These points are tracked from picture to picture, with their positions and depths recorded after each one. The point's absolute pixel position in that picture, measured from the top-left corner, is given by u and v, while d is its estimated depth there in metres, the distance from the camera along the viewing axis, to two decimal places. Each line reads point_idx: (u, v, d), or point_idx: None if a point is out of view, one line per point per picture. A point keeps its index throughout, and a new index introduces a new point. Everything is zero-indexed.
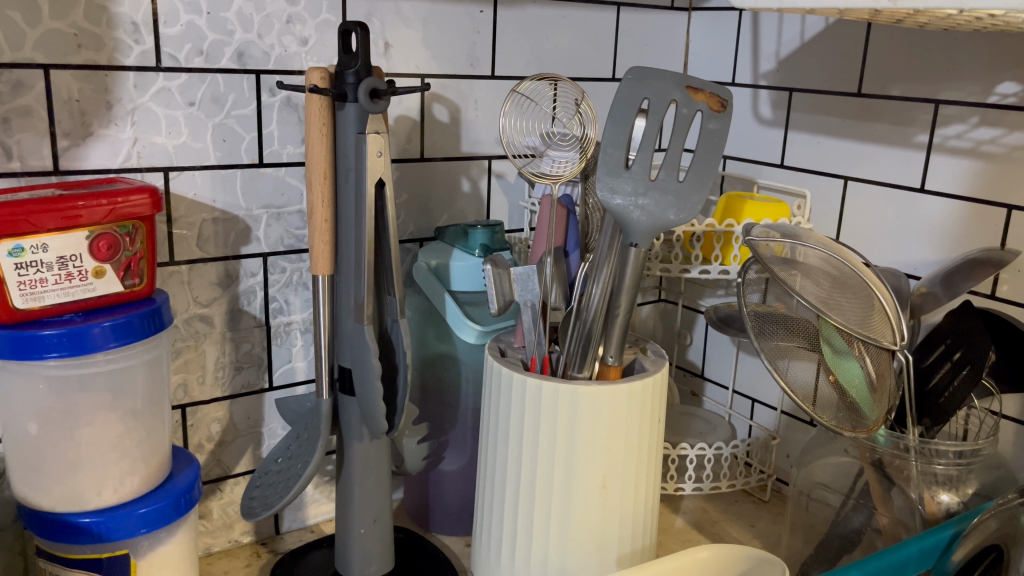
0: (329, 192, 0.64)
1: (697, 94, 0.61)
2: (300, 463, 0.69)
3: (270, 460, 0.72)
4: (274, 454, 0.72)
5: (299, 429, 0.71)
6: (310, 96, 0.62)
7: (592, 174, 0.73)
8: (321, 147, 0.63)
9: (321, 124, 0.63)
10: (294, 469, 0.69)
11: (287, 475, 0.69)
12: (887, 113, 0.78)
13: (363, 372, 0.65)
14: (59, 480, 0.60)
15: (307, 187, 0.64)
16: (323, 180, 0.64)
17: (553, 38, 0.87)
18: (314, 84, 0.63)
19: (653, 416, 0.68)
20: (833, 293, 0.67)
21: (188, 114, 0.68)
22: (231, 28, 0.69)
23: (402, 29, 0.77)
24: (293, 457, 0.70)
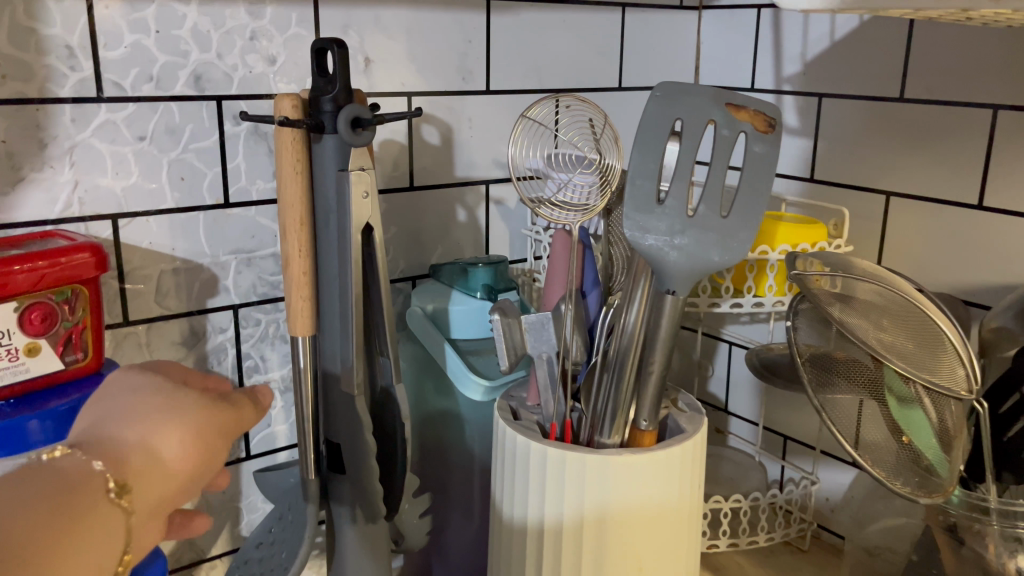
0: (309, 240, 0.55)
1: (740, 111, 0.51)
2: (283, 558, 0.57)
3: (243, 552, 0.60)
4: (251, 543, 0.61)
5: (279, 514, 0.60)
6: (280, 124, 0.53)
7: (614, 208, 0.64)
8: (296, 187, 0.54)
9: (294, 160, 0.53)
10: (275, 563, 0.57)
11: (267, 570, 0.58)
12: (936, 119, 0.69)
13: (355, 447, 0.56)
14: None
15: (281, 234, 0.55)
16: (301, 225, 0.54)
17: (553, 45, 0.78)
18: (285, 112, 0.53)
19: (693, 483, 0.59)
20: (893, 334, 0.58)
21: (138, 150, 0.59)
22: (186, 49, 0.59)
23: (384, 42, 0.67)
24: (275, 545, 0.59)
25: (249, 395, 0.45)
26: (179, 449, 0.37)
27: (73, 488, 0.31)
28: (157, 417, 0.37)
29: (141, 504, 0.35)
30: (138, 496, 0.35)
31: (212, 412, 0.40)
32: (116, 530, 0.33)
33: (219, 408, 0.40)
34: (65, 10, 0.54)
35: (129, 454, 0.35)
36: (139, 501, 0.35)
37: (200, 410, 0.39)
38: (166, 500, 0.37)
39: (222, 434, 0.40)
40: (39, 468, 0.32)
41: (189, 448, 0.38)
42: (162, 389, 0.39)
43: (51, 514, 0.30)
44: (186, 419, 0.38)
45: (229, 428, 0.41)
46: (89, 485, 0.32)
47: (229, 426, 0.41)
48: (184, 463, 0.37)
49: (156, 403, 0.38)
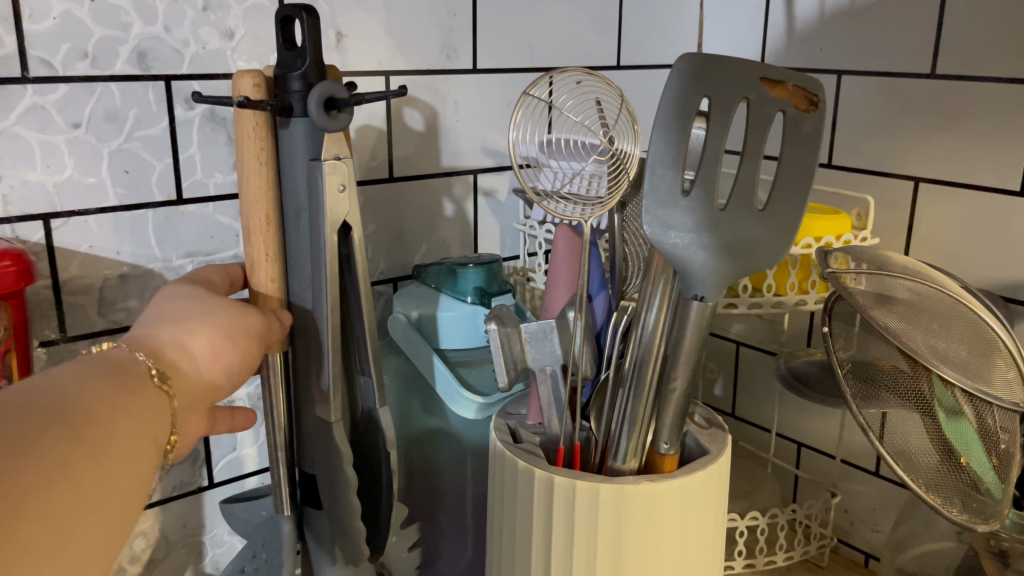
0: (277, 244, 0.47)
1: (776, 88, 0.44)
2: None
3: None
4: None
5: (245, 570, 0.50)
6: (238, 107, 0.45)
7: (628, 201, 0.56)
8: (261, 180, 0.46)
9: (257, 149, 0.45)
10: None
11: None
12: (972, 98, 0.62)
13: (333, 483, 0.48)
14: None
15: (245, 237, 0.47)
16: (269, 226, 0.46)
17: (545, 19, 0.70)
18: (245, 91, 0.45)
19: (717, 510, 0.52)
20: (943, 340, 0.51)
21: (72, 139, 0.50)
22: (127, 21, 0.51)
23: (358, 13, 0.59)
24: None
25: (278, 313, 0.46)
26: (209, 350, 0.40)
27: (87, 399, 0.32)
28: (191, 319, 0.41)
29: (183, 395, 0.39)
30: (179, 388, 0.38)
31: (246, 319, 0.43)
32: (141, 425, 0.34)
33: (260, 317, 0.44)
34: None
35: (169, 354, 0.39)
36: (179, 391, 0.38)
37: (236, 316, 0.42)
38: (202, 394, 0.40)
39: (261, 338, 0.44)
40: (97, 359, 0.35)
41: (217, 349, 0.40)
42: (200, 297, 0.43)
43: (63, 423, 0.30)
44: (216, 323, 0.41)
45: (264, 334, 0.44)
46: (135, 378, 0.35)
47: (268, 337, 0.44)
48: (221, 367, 0.41)
49: (197, 311, 0.41)
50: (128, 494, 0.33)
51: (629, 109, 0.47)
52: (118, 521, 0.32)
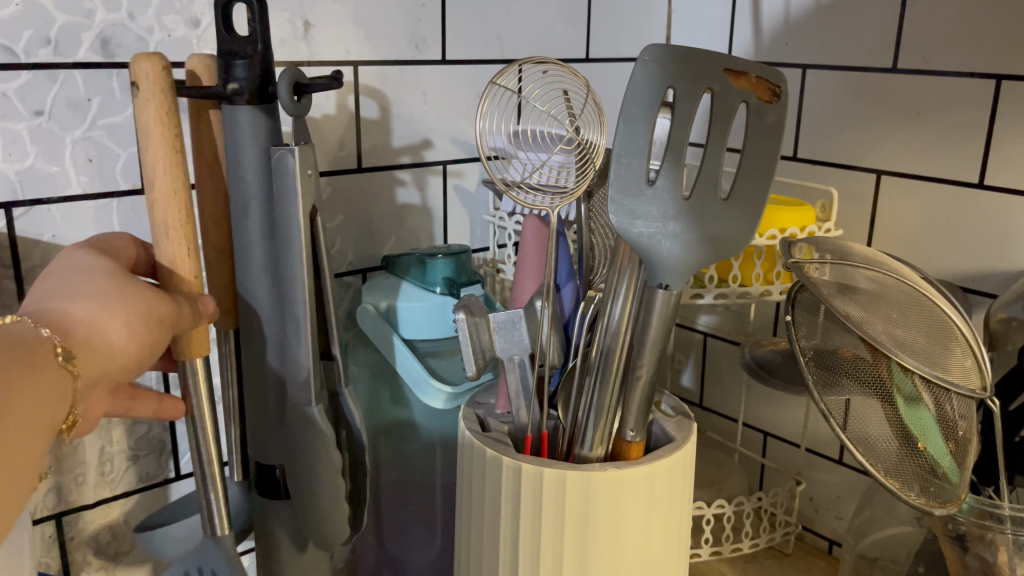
0: (191, 236, 0.45)
1: (739, 79, 0.45)
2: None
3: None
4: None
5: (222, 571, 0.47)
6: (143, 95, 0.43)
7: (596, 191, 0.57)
8: (172, 173, 0.44)
9: (164, 139, 0.43)
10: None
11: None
12: (932, 92, 0.63)
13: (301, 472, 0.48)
14: None
15: (155, 232, 0.45)
16: (181, 219, 0.44)
17: (515, 11, 0.70)
18: (147, 78, 0.43)
19: (683, 498, 0.52)
20: (904, 328, 0.52)
21: (34, 127, 0.50)
22: (90, 7, 0.50)
23: (326, 2, 0.59)
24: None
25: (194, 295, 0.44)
26: (126, 333, 0.38)
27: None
28: (107, 296, 0.38)
29: (88, 377, 0.37)
30: (86, 369, 0.36)
31: (160, 305, 0.40)
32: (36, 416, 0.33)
33: (176, 304, 0.42)
34: None
35: (82, 334, 0.36)
36: (85, 373, 0.36)
37: (151, 298, 0.40)
38: (111, 375, 0.38)
39: (172, 323, 0.42)
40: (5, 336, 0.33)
41: (133, 330, 0.38)
42: (110, 273, 0.40)
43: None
44: (133, 304, 0.39)
45: (176, 320, 0.42)
46: (39, 360, 0.34)
47: (179, 325, 0.42)
48: (133, 352, 0.39)
49: (114, 288, 0.39)
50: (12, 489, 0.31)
51: (595, 99, 0.48)
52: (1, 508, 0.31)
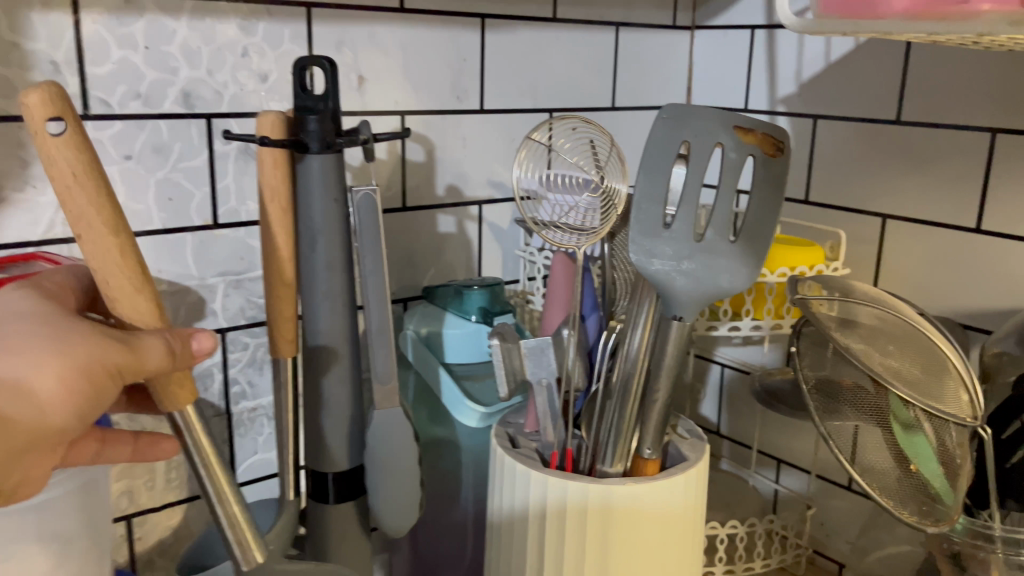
0: (145, 287, 0.39)
1: (748, 135, 0.50)
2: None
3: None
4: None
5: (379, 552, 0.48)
6: (45, 144, 0.35)
7: (618, 232, 0.62)
8: (101, 213, 0.37)
9: (81, 191, 0.36)
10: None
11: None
12: (933, 143, 0.69)
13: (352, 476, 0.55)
14: None
15: (100, 287, 0.39)
16: (126, 275, 0.38)
17: (548, 65, 0.77)
18: (35, 111, 0.34)
19: (695, 514, 0.57)
20: (899, 359, 0.57)
21: (124, 169, 0.56)
22: (175, 65, 0.57)
23: (378, 59, 0.66)
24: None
25: (169, 332, 0.39)
26: (55, 390, 0.35)
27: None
28: (43, 347, 0.35)
29: (9, 439, 0.34)
30: (5, 432, 0.34)
31: (108, 355, 0.36)
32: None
33: (139, 350, 0.37)
34: (50, 25, 0.52)
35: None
36: (4, 436, 0.34)
37: (95, 349, 0.36)
38: (41, 435, 0.35)
39: (130, 373, 0.37)
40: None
41: (68, 386, 0.35)
42: (44, 319, 0.36)
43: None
44: (71, 356, 0.35)
45: (138, 367, 0.37)
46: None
47: (143, 372, 0.38)
48: (66, 409, 0.35)
49: (56, 338, 0.36)
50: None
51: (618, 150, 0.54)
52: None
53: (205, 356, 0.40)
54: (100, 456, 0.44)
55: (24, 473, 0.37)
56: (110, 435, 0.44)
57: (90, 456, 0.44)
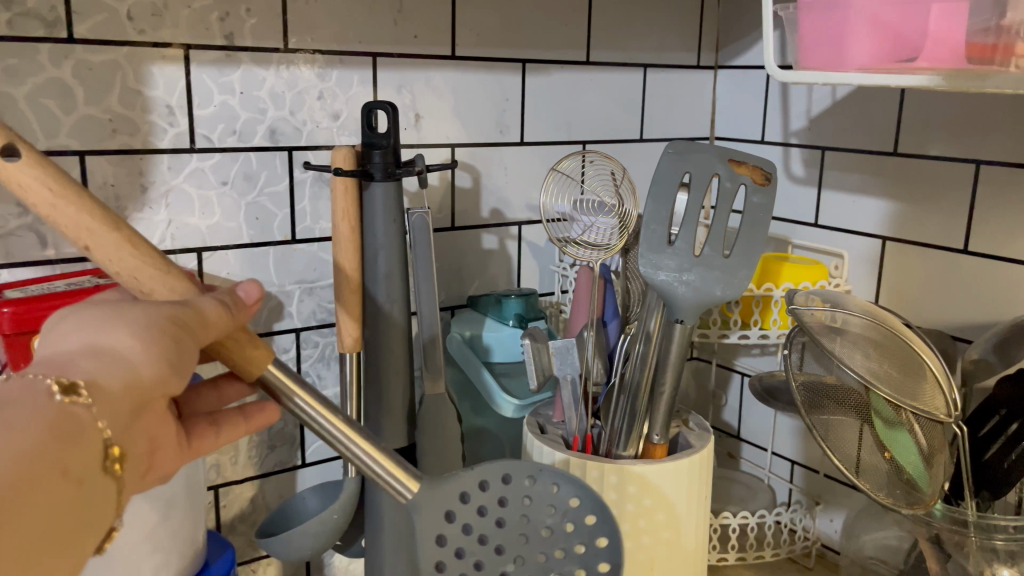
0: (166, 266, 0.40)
1: (740, 166, 0.59)
2: (580, 544, 0.51)
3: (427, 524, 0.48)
4: (445, 506, 0.49)
5: (544, 473, 0.51)
6: (8, 175, 0.36)
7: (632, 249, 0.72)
8: (84, 213, 0.38)
9: (55, 198, 0.37)
10: (591, 546, 0.51)
11: (539, 563, 0.51)
12: (927, 172, 0.76)
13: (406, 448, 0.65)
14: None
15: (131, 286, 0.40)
16: (144, 261, 0.39)
17: (582, 102, 0.87)
18: None
19: (701, 494, 0.66)
20: (882, 363, 0.65)
21: (221, 193, 0.68)
22: (264, 107, 0.69)
23: (433, 99, 0.76)
24: (575, 527, 0.52)
25: (221, 289, 0.40)
26: (134, 345, 0.33)
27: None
28: (106, 317, 0.34)
29: (110, 408, 0.32)
30: (102, 401, 0.32)
31: (170, 309, 0.36)
32: (42, 484, 0.29)
33: (194, 307, 0.37)
34: (167, 76, 0.64)
35: (79, 367, 0.32)
36: (103, 407, 0.32)
37: (159, 308, 0.36)
38: (143, 395, 0.33)
39: (201, 326, 0.37)
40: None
41: (144, 341, 0.34)
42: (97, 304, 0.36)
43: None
44: (133, 317, 0.35)
45: (205, 322, 0.37)
46: (28, 417, 0.30)
47: (212, 328, 0.37)
48: (158, 361, 0.34)
49: (109, 310, 0.35)
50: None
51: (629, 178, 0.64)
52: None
53: (258, 305, 0.41)
54: (238, 431, 0.42)
55: (141, 446, 0.35)
56: (216, 412, 0.42)
57: (211, 441, 0.41)
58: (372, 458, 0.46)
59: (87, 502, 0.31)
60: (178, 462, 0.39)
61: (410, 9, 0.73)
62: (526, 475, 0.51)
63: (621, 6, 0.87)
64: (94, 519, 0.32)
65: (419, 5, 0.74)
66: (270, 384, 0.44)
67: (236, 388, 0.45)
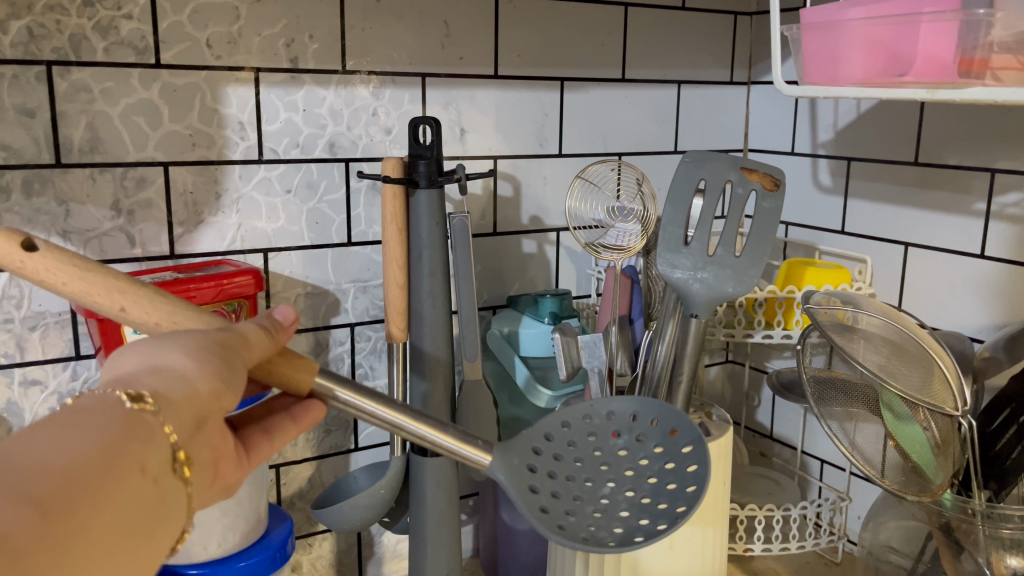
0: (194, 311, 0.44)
1: (751, 174, 0.66)
2: (655, 456, 0.56)
3: (522, 461, 0.53)
4: (529, 446, 0.54)
5: (596, 405, 0.57)
6: (39, 271, 0.41)
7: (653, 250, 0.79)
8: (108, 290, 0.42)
9: (79, 272, 0.42)
10: (668, 450, 0.56)
11: (630, 476, 0.55)
12: (945, 181, 0.80)
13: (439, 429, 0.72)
14: None
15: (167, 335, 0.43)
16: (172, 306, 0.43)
17: (618, 117, 0.93)
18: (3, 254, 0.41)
19: (719, 478, 0.70)
20: (891, 360, 0.69)
21: (285, 200, 0.76)
22: (324, 123, 0.76)
23: (477, 115, 0.83)
24: (645, 440, 0.56)
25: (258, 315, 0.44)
26: (189, 363, 0.37)
27: (39, 488, 0.30)
28: (164, 343, 0.38)
29: (175, 416, 0.36)
30: (167, 409, 0.35)
31: (219, 334, 0.40)
32: (118, 484, 0.33)
33: (238, 332, 0.41)
34: (240, 95, 0.72)
35: (145, 383, 0.36)
36: (169, 415, 0.35)
37: (208, 334, 0.40)
38: (203, 408, 0.37)
39: (244, 348, 0.41)
40: (66, 415, 0.34)
41: (197, 360, 0.37)
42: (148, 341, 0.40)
43: (25, 528, 0.29)
44: (188, 341, 0.38)
45: (248, 345, 0.41)
46: (106, 423, 0.33)
47: (256, 348, 0.42)
48: (211, 376, 0.37)
49: (167, 337, 0.39)
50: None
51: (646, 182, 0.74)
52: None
53: (295, 326, 0.45)
54: (292, 435, 0.45)
55: (207, 456, 0.38)
56: (268, 421, 0.45)
57: (269, 449, 0.44)
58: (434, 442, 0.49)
59: (158, 502, 0.35)
60: (242, 473, 0.42)
61: (456, 33, 0.81)
62: (584, 412, 0.56)
63: (656, 27, 0.93)
64: (166, 521, 0.35)
65: (464, 29, 0.81)
66: (318, 394, 0.46)
67: (285, 401, 0.48)
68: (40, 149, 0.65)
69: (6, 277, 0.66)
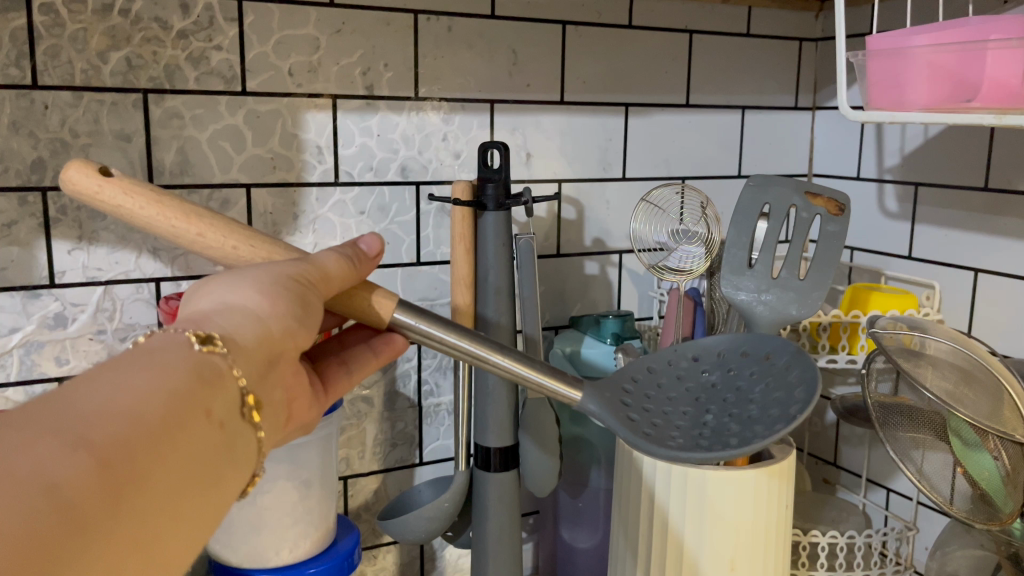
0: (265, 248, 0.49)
1: (816, 198, 0.66)
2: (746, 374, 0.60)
3: (614, 396, 0.57)
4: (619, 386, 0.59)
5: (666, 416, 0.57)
6: (112, 198, 0.47)
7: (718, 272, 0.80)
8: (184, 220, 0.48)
9: (154, 200, 0.47)
10: (772, 364, 0.60)
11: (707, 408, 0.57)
12: (1016, 207, 0.79)
13: (500, 437, 0.74)
14: (230, 542, 0.66)
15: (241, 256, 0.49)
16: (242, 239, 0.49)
17: (681, 142, 0.94)
18: (81, 183, 0.47)
19: (782, 502, 0.70)
20: (958, 386, 0.68)
21: (359, 221, 0.79)
22: (396, 147, 0.79)
23: (543, 139, 0.86)
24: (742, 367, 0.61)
25: (350, 246, 0.51)
26: (262, 304, 0.43)
27: (125, 429, 0.33)
28: (237, 281, 0.44)
29: (240, 356, 0.41)
30: (233, 350, 0.41)
31: (291, 269, 0.46)
32: (190, 424, 0.37)
33: (321, 263, 0.48)
34: (318, 121, 0.76)
35: (221, 325, 0.42)
36: (236, 357, 0.41)
37: (284, 269, 0.45)
38: (272, 347, 0.43)
39: (324, 281, 0.47)
40: (144, 356, 0.38)
41: (267, 298, 0.43)
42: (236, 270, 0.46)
43: (114, 467, 0.32)
44: (259, 278, 0.44)
45: (327, 281, 0.48)
46: (177, 372, 0.37)
47: (337, 278, 0.48)
48: (279, 316, 0.43)
49: (240, 275, 0.45)
50: (190, 507, 0.36)
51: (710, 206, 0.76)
52: (204, 516, 0.38)
53: (379, 253, 0.53)
54: (369, 365, 0.56)
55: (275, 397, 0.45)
56: (349, 354, 0.55)
57: (347, 378, 0.55)
58: (517, 373, 0.54)
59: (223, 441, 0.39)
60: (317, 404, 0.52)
61: (524, 61, 0.83)
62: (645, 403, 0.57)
63: (721, 54, 0.94)
64: (230, 456, 0.40)
65: (533, 57, 0.84)
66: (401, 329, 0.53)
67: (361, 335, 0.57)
68: (135, 172, 0.70)
69: (101, 290, 0.70)
